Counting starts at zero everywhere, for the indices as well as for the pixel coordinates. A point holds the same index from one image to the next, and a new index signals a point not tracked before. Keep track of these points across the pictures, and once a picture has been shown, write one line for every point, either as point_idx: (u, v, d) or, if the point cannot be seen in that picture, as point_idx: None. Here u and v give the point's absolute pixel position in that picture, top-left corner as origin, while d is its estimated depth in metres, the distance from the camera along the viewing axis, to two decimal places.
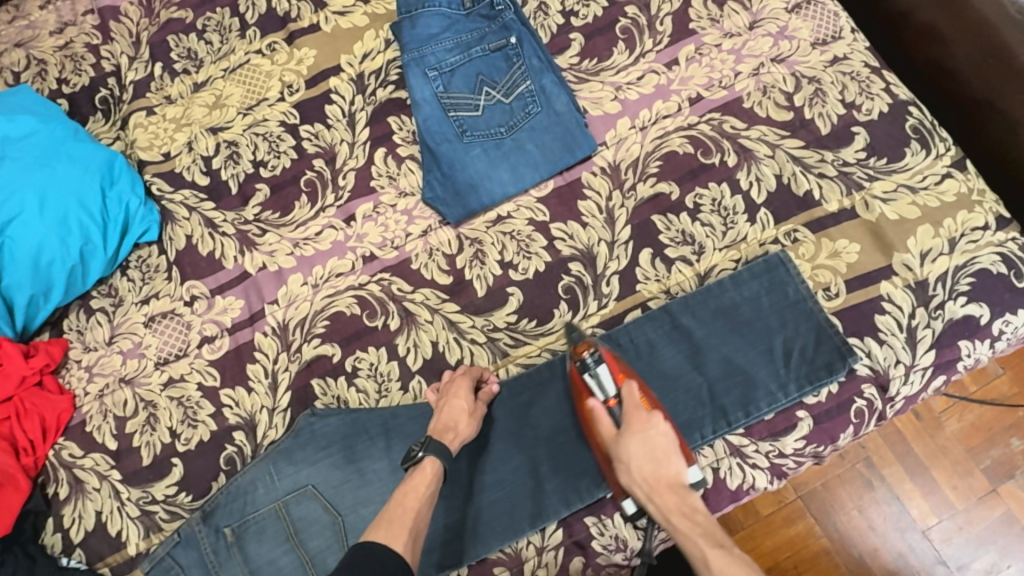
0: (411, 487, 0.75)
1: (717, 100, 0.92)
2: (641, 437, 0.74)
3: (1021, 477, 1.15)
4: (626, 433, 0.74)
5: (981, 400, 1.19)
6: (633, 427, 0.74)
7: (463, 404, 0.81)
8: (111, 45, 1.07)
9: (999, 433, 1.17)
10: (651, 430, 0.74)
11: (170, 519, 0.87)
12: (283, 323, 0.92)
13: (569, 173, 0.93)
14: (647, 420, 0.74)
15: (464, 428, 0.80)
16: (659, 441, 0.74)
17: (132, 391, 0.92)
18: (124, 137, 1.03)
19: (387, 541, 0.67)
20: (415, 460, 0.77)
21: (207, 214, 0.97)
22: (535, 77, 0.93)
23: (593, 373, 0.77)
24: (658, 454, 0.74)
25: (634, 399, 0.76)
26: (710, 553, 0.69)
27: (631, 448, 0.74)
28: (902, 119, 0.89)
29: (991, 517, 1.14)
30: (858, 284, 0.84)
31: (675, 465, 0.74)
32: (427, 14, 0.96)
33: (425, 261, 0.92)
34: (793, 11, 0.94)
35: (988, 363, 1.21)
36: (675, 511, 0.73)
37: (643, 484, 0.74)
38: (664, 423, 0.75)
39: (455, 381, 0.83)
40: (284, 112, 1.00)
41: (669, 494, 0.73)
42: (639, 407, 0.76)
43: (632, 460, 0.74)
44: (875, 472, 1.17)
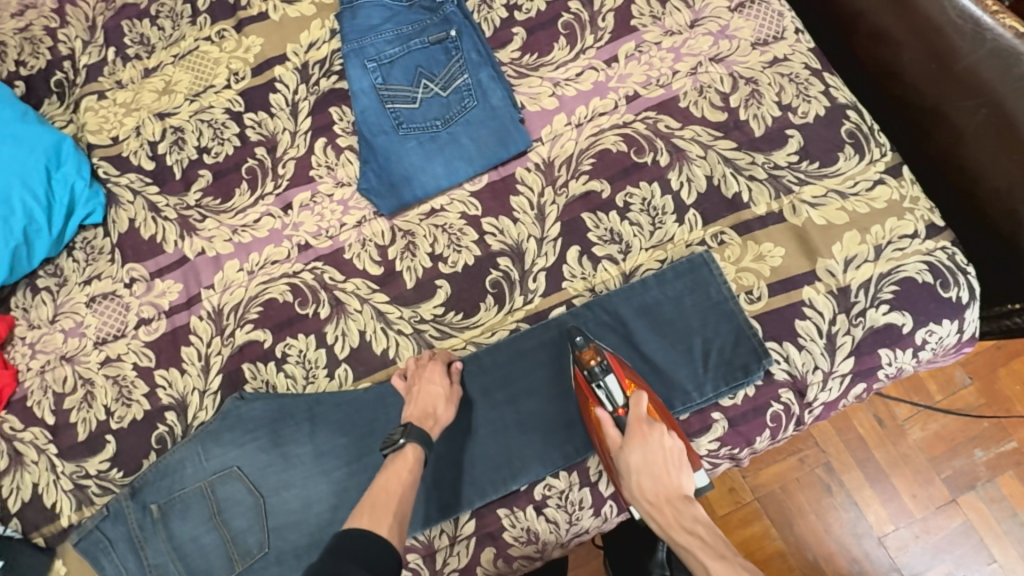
0: (394, 473, 0.75)
1: (654, 99, 0.92)
2: (643, 450, 0.74)
3: (981, 488, 1.15)
4: (628, 446, 0.75)
5: (946, 409, 1.18)
6: (635, 439, 0.75)
7: (438, 388, 0.82)
8: (67, 29, 1.08)
9: (962, 444, 1.17)
10: (654, 444, 0.75)
11: (102, 493, 0.90)
12: (217, 308, 0.94)
13: (504, 169, 0.93)
14: (650, 432, 0.75)
15: (443, 412, 0.82)
16: (661, 454, 0.75)
17: (72, 368, 0.95)
18: (76, 121, 1.04)
19: (372, 525, 0.69)
20: (397, 447, 0.78)
21: (150, 198, 0.99)
22: (472, 70, 0.93)
23: (603, 383, 0.78)
24: (660, 468, 0.74)
25: (640, 412, 0.76)
26: (714, 568, 0.69)
27: (633, 461, 0.74)
28: (839, 123, 0.88)
29: (949, 527, 1.14)
30: (781, 288, 0.84)
31: (678, 477, 0.75)
32: (368, 6, 0.96)
33: (357, 251, 0.93)
34: (736, 10, 0.93)
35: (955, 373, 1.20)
36: (679, 526, 0.73)
37: (645, 499, 0.75)
38: (668, 435, 0.76)
39: (425, 367, 0.84)
40: (229, 99, 1.01)
41: (672, 508, 0.74)
42: (644, 419, 0.76)
43: (634, 472, 0.74)
44: (834, 478, 1.17)
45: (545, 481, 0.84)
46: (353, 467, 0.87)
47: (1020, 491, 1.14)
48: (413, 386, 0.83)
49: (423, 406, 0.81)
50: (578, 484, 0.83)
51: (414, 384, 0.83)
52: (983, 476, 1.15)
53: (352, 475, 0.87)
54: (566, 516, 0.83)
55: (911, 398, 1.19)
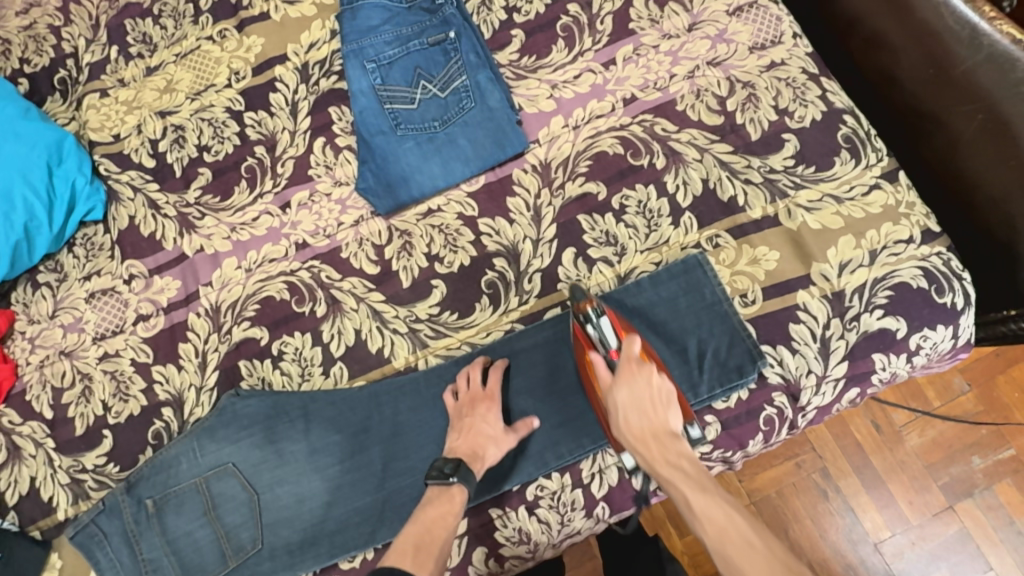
0: (438, 514, 0.75)
1: (651, 102, 0.92)
2: (630, 386, 0.74)
3: (979, 496, 1.14)
4: (617, 382, 0.75)
5: (945, 415, 1.18)
6: (624, 376, 0.75)
7: (492, 431, 0.81)
8: (71, 27, 1.09)
9: (959, 450, 1.16)
10: (642, 382, 0.74)
11: (98, 488, 0.91)
12: (215, 305, 0.95)
13: (501, 170, 0.94)
14: (640, 370, 0.75)
15: (493, 455, 0.80)
16: (649, 390, 0.74)
17: (71, 363, 0.96)
18: (78, 118, 1.05)
19: (415, 570, 0.69)
20: (446, 483, 0.77)
21: (151, 195, 1.00)
22: (470, 72, 0.94)
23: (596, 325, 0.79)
24: (647, 403, 0.74)
25: (631, 350, 0.76)
26: (695, 500, 0.68)
27: (620, 396, 0.74)
28: (835, 128, 0.88)
29: (946, 534, 1.13)
30: (775, 292, 0.84)
31: (665, 415, 0.74)
32: (368, 7, 0.97)
33: (354, 250, 0.94)
34: (734, 14, 0.93)
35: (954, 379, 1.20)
36: (662, 461, 0.71)
37: (629, 434, 0.74)
38: (657, 375, 0.75)
39: (480, 401, 0.83)
40: (230, 98, 1.02)
41: (658, 445, 0.72)
42: (635, 358, 0.76)
43: (620, 407, 0.74)
44: (831, 483, 1.16)
45: (537, 482, 0.84)
46: (347, 465, 0.87)
47: (1018, 499, 1.14)
48: (464, 417, 0.82)
49: (472, 445, 0.80)
50: (571, 484, 0.84)
51: (466, 415, 0.82)
52: (981, 483, 1.15)
53: (345, 473, 0.87)
54: (558, 517, 0.83)
55: (909, 403, 1.18)
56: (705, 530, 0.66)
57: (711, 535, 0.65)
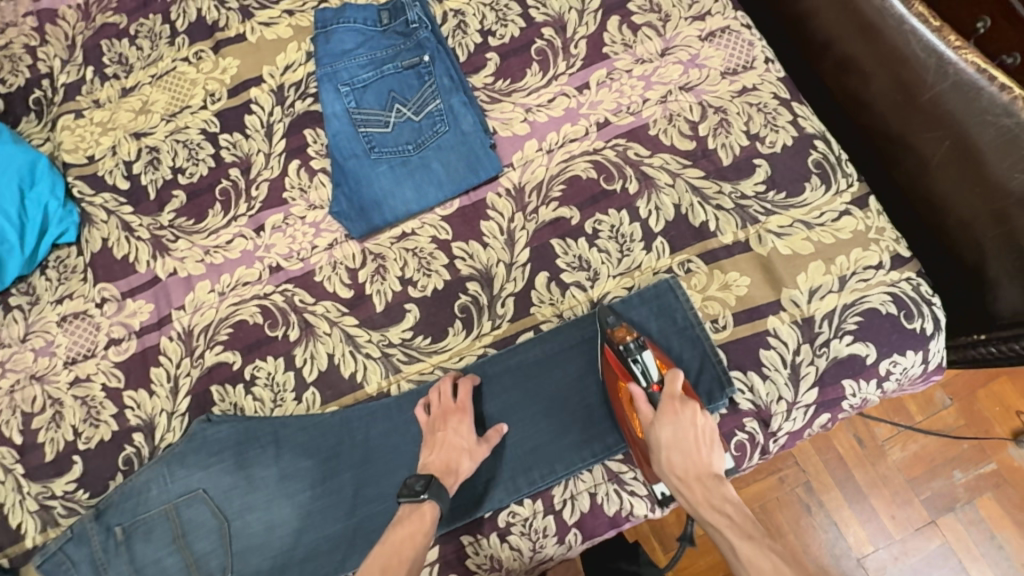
0: (407, 533, 0.74)
1: (624, 126, 0.92)
2: (674, 425, 0.74)
3: (961, 510, 1.14)
4: (659, 420, 0.75)
5: (927, 430, 1.18)
6: (668, 414, 0.75)
7: (464, 443, 0.81)
8: (46, 47, 1.09)
9: (942, 465, 1.17)
10: (685, 421, 0.74)
11: (67, 515, 0.90)
12: (188, 329, 0.94)
13: (474, 194, 0.94)
14: (682, 409, 0.75)
15: (466, 468, 0.80)
16: (693, 431, 0.74)
17: (41, 387, 0.95)
18: (53, 139, 1.05)
19: None
20: (416, 500, 0.76)
21: (124, 218, 1.00)
22: (444, 95, 0.94)
23: (638, 357, 0.77)
24: (691, 444, 0.74)
25: (674, 388, 0.76)
26: (741, 548, 0.67)
27: (663, 435, 0.73)
28: (806, 153, 0.88)
29: (928, 548, 1.13)
30: (745, 317, 0.84)
31: (707, 454, 0.74)
32: (342, 30, 0.98)
33: (328, 274, 0.94)
34: (707, 39, 0.94)
35: (936, 393, 1.20)
36: (707, 504, 0.72)
37: (673, 474, 0.74)
38: (699, 414, 0.76)
39: (452, 414, 0.82)
40: (205, 120, 1.02)
41: (701, 487, 0.73)
42: (677, 396, 0.76)
43: (663, 447, 0.74)
44: (813, 497, 1.17)
45: (509, 509, 0.84)
46: (318, 491, 0.87)
47: (998, 513, 1.14)
48: (436, 432, 0.82)
49: (446, 459, 0.80)
50: (542, 511, 0.83)
51: (438, 429, 0.82)
52: (962, 497, 1.15)
53: (317, 499, 0.87)
54: (529, 544, 0.83)
55: (891, 418, 1.19)
56: None
57: None
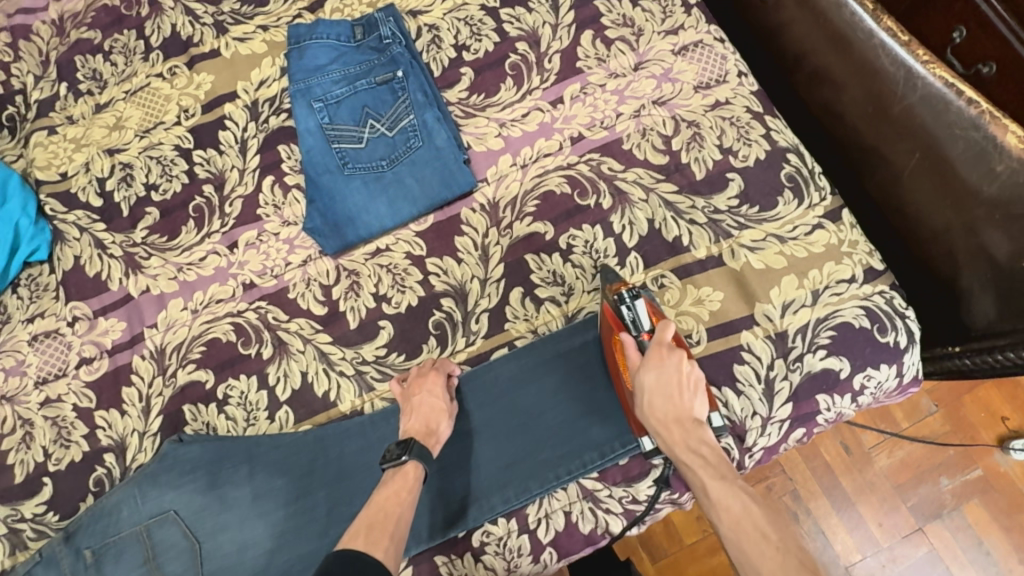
0: (391, 492, 0.74)
1: (598, 141, 0.92)
2: (659, 371, 0.72)
3: (948, 517, 1.14)
4: (645, 365, 0.73)
5: (913, 437, 1.18)
6: (654, 359, 0.73)
7: (440, 403, 0.82)
8: (20, 64, 1.08)
9: (928, 472, 1.16)
10: (671, 368, 0.73)
11: (37, 537, 0.88)
12: (160, 347, 0.93)
13: (449, 209, 0.93)
14: (669, 355, 0.73)
15: (445, 428, 0.81)
16: (677, 377, 0.72)
17: (11, 408, 0.94)
18: (26, 156, 1.04)
19: (367, 547, 0.67)
20: (398, 463, 0.76)
21: (97, 235, 0.99)
22: (418, 110, 0.94)
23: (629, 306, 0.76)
24: (674, 389, 0.72)
25: (663, 336, 0.74)
26: (713, 487, 0.67)
27: (647, 380, 0.72)
28: (778, 166, 0.89)
29: (916, 555, 1.13)
30: (719, 332, 0.84)
31: (690, 401, 0.73)
32: (315, 46, 0.98)
33: (302, 290, 0.93)
34: (680, 53, 0.94)
35: (922, 400, 1.19)
36: (683, 446, 0.71)
37: (653, 417, 0.73)
38: (686, 362, 0.73)
39: (426, 377, 0.84)
40: (179, 136, 1.01)
41: (681, 430, 0.71)
42: (666, 343, 0.74)
43: (646, 390, 0.73)
44: (801, 505, 1.16)
45: (483, 528, 0.83)
46: (291, 511, 0.86)
47: (985, 520, 1.13)
48: (411, 398, 0.82)
49: (425, 422, 0.80)
50: (516, 530, 0.82)
51: (413, 395, 0.82)
52: (949, 504, 1.14)
53: (289, 519, 0.86)
54: (504, 563, 0.82)
55: (878, 425, 1.18)
56: (721, 518, 0.65)
57: (726, 523, 0.64)
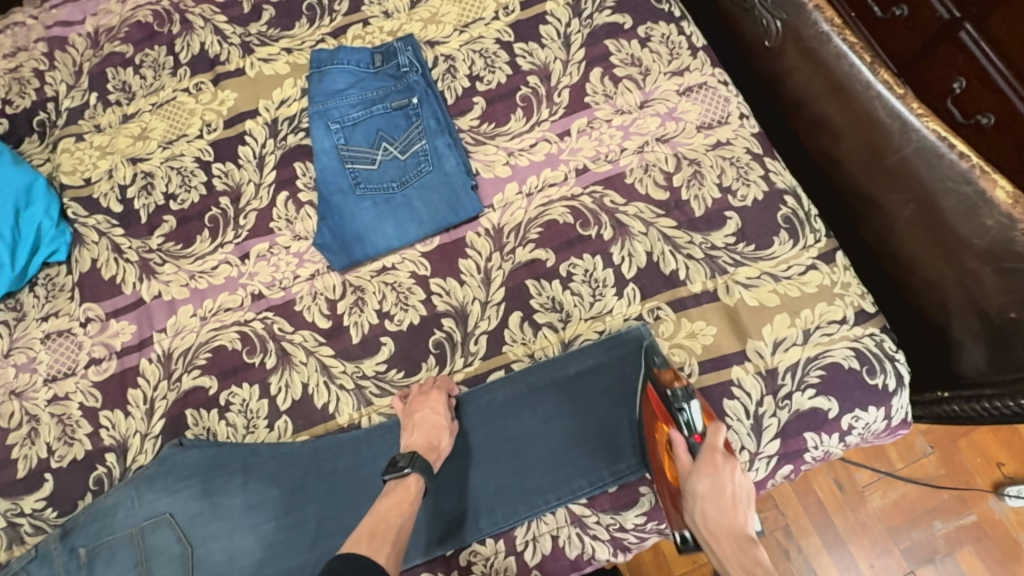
0: (393, 503, 0.76)
1: (601, 174, 0.96)
2: (713, 478, 0.67)
3: (941, 562, 1.14)
4: (698, 471, 0.68)
5: (907, 478, 1.18)
6: (708, 466, 0.68)
7: (440, 419, 0.84)
8: (54, 73, 1.13)
9: (921, 515, 1.16)
10: (726, 477, 0.67)
11: (34, 533, 0.90)
12: (168, 351, 0.96)
13: (454, 232, 0.97)
14: (724, 463, 0.68)
15: (446, 446, 0.84)
16: (731, 487, 0.67)
17: (20, 404, 0.96)
18: (52, 160, 1.08)
19: (370, 553, 0.68)
20: (401, 475, 0.78)
21: (115, 239, 1.03)
22: (430, 136, 0.98)
23: (684, 403, 0.72)
24: (728, 499, 0.67)
25: (718, 442, 0.69)
26: None
27: (700, 487, 0.67)
28: (775, 208, 0.91)
29: None
30: (711, 366, 0.86)
31: (743, 514, 0.67)
32: (336, 71, 1.03)
33: (308, 303, 0.96)
34: (684, 93, 0.98)
35: (917, 442, 1.20)
36: (738, 565, 0.63)
37: (704, 528, 0.66)
38: (739, 471, 0.68)
39: (428, 395, 0.86)
40: (200, 149, 1.06)
41: (734, 545, 0.65)
42: (720, 450, 0.69)
43: (698, 498, 0.67)
44: (792, 542, 1.16)
45: (470, 548, 0.84)
46: (283, 522, 0.88)
47: (977, 567, 1.13)
48: (413, 414, 0.84)
49: (426, 438, 0.82)
50: (503, 552, 0.83)
51: (415, 411, 0.84)
52: (941, 549, 1.14)
53: (281, 530, 0.87)
54: None
55: (872, 464, 1.19)
56: None
57: None
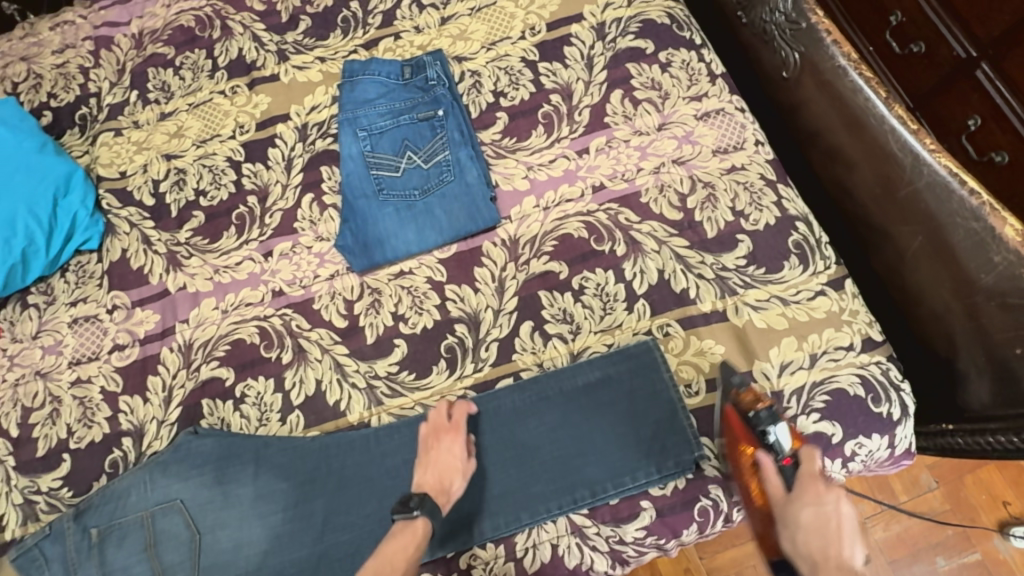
0: (399, 545, 0.77)
1: (617, 192, 0.98)
2: (815, 506, 0.70)
3: None
4: (797, 498, 0.71)
5: (911, 512, 1.18)
6: (807, 492, 0.72)
7: (455, 462, 0.84)
8: (98, 70, 1.19)
9: (924, 550, 1.15)
10: (828, 505, 0.70)
11: (49, 511, 0.93)
12: (188, 341, 0.99)
13: (472, 241, 0.99)
14: (827, 492, 0.71)
15: (457, 488, 0.83)
16: (835, 517, 0.69)
17: (44, 384, 1.00)
18: (91, 153, 1.13)
19: None
20: (409, 517, 0.78)
21: (145, 231, 1.07)
22: (453, 148, 1.01)
23: (769, 426, 0.77)
24: (834, 530, 0.68)
25: (813, 467, 0.73)
26: None
27: (802, 514, 0.70)
28: (786, 234, 0.93)
29: None
30: (718, 385, 0.88)
31: (851, 549, 0.67)
32: (366, 81, 1.07)
33: (326, 302, 0.99)
34: (702, 118, 1.01)
35: (923, 476, 1.19)
36: None
37: (807, 557, 0.67)
38: (845, 503, 0.70)
39: (445, 435, 0.86)
40: (232, 149, 1.10)
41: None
42: (819, 478, 0.73)
43: (800, 525, 0.69)
44: None
45: (471, 551, 0.85)
46: (290, 514, 0.89)
47: None
48: (429, 452, 0.85)
49: (439, 479, 0.83)
50: (503, 557, 0.85)
51: (431, 449, 0.85)
52: None
53: (287, 522, 0.89)
54: None
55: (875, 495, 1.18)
56: None
57: None
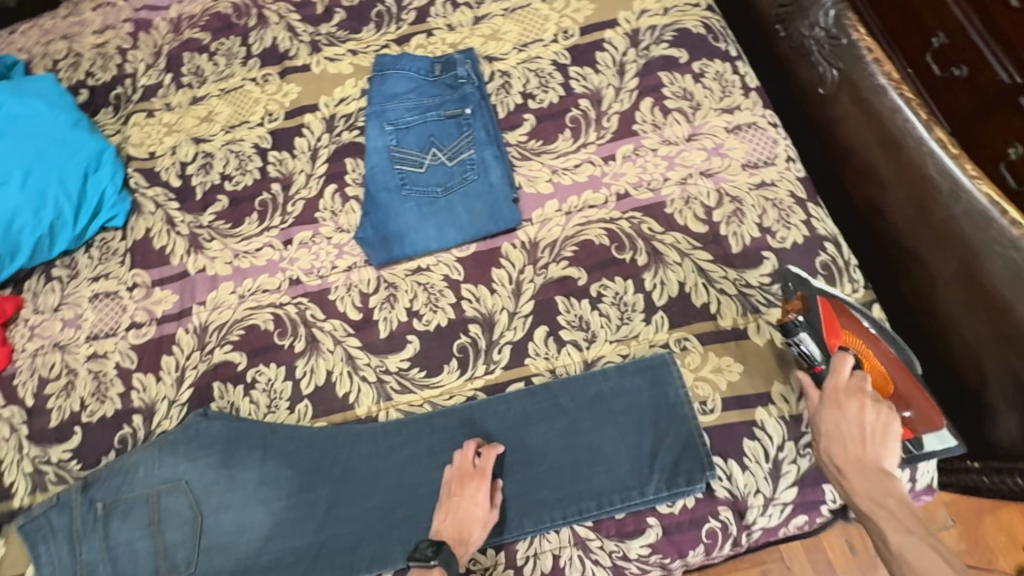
0: None
1: (642, 201, 0.97)
2: (836, 415, 0.76)
3: None
4: (820, 410, 0.78)
5: None
6: (830, 404, 0.77)
7: (477, 512, 0.82)
8: (135, 52, 1.21)
9: None
10: (851, 413, 0.76)
11: (57, 482, 0.94)
12: (204, 324, 1.00)
13: (491, 241, 0.99)
14: (848, 401, 0.76)
15: (477, 537, 0.81)
16: (858, 424, 0.75)
17: (61, 356, 1.01)
18: (123, 132, 1.15)
19: None
20: (425, 565, 0.78)
21: (170, 212, 1.08)
22: (479, 147, 1.01)
23: (793, 338, 0.83)
24: (856, 434, 0.75)
25: (838, 377, 0.78)
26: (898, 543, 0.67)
27: (823, 423, 0.77)
28: (814, 253, 0.91)
29: None
30: (734, 404, 0.85)
31: (876, 449, 0.74)
32: (396, 76, 1.08)
33: (342, 294, 0.99)
34: (733, 131, 0.99)
35: (940, 513, 1.15)
36: (866, 497, 0.72)
37: (831, 462, 0.76)
38: (871, 408, 0.75)
39: (469, 481, 0.83)
40: (259, 136, 1.11)
41: (861, 477, 0.73)
42: (844, 387, 0.78)
43: (822, 434, 0.77)
44: None
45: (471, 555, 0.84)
46: (293, 502, 0.89)
47: None
48: (451, 496, 0.83)
49: (458, 527, 0.81)
50: (504, 563, 0.84)
51: (454, 495, 0.83)
52: None
53: (289, 510, 0.89)
54: None
55: None
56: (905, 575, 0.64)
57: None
